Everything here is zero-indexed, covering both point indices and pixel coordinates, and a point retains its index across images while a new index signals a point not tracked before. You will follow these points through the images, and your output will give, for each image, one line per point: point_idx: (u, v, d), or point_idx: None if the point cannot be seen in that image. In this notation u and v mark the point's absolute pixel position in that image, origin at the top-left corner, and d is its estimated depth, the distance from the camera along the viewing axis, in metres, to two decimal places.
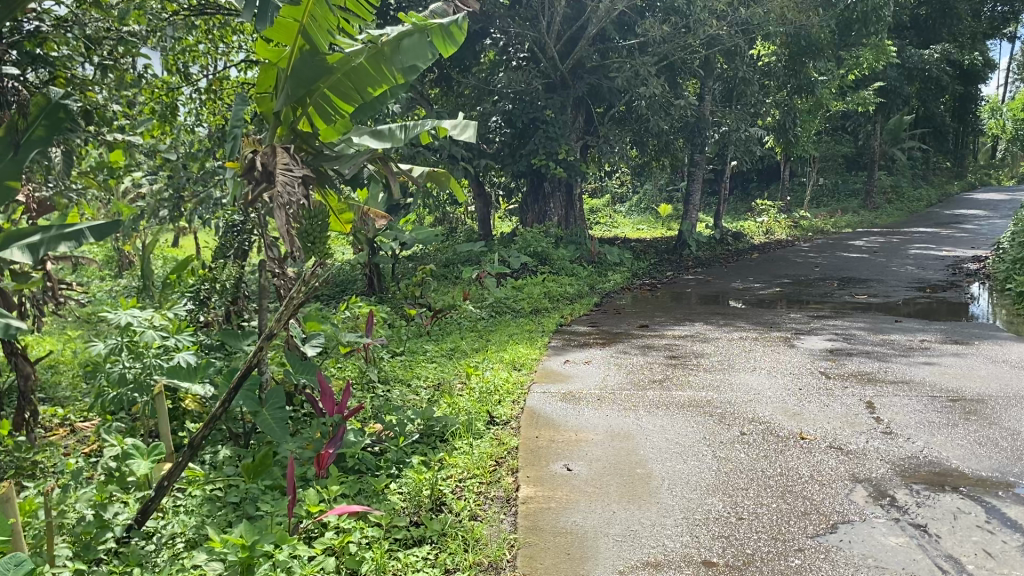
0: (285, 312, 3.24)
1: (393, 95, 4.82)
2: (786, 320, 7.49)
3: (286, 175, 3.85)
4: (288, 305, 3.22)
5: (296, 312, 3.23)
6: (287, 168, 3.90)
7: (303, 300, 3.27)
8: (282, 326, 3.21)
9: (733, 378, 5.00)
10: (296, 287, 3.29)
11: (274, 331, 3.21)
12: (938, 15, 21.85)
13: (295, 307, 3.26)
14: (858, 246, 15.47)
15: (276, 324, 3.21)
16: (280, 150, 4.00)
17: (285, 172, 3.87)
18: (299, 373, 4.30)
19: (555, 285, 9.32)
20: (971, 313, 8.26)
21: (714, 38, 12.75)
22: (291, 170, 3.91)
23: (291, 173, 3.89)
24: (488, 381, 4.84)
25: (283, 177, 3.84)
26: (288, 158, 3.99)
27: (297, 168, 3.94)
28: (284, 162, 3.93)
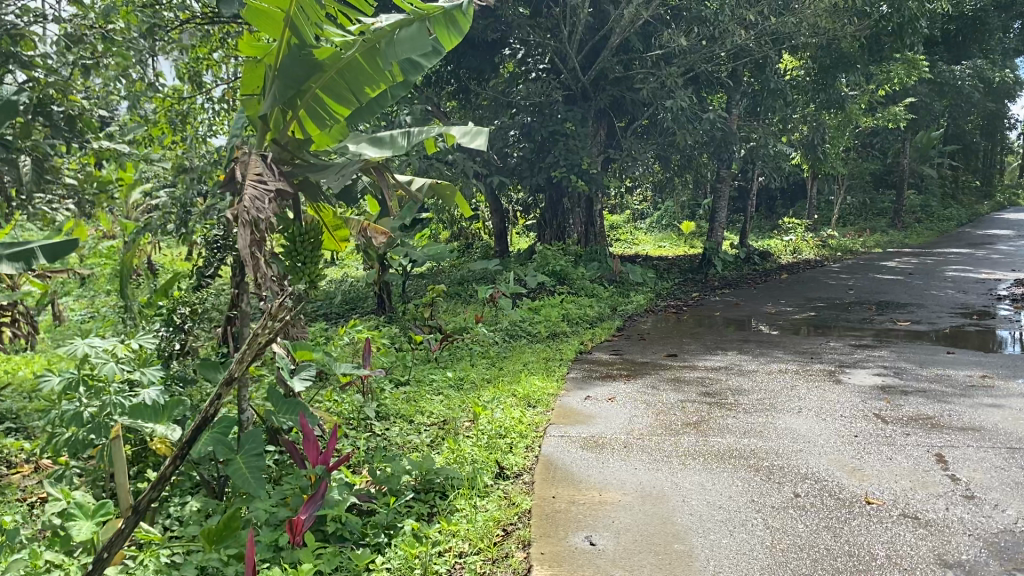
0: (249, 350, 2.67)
1: (396, 96, 4.28)
2: (827, 349, 6.87)
3: (256, 186, 3.31)
4: (252, 345, 2.67)
5: (260, 354, 2.66)
6: (261, 178, 3.36)
7: (269, 341, 2.72)
8: (244, 368, 2.65)
9: (777, 422, 4.40)
10: (262, 321, 2.72)
11: (236, 375, 2.63)
12: (969, 30, 21.09)
13: (259, 350, 2.72)
14: (891, 267, 14.80)
15: (236, 366, 2.64)
16: (253, 158, 3.47)
17: (258, 183, 3.34)
18: (284, 414, 3.78)
19: (574, 306, 8.75)
20: (999, 339, 7.79)
21: (742, 49, 12.16)
22: (265, 181, 3.38)
23: (263, 185, 3.35)
24: (499, 422, 4.26)
25: (255, 188, 3.30)
26: (264, 167, 3.46)
27: (272, 178, 3.42)
28: (257, 171, 3.41)
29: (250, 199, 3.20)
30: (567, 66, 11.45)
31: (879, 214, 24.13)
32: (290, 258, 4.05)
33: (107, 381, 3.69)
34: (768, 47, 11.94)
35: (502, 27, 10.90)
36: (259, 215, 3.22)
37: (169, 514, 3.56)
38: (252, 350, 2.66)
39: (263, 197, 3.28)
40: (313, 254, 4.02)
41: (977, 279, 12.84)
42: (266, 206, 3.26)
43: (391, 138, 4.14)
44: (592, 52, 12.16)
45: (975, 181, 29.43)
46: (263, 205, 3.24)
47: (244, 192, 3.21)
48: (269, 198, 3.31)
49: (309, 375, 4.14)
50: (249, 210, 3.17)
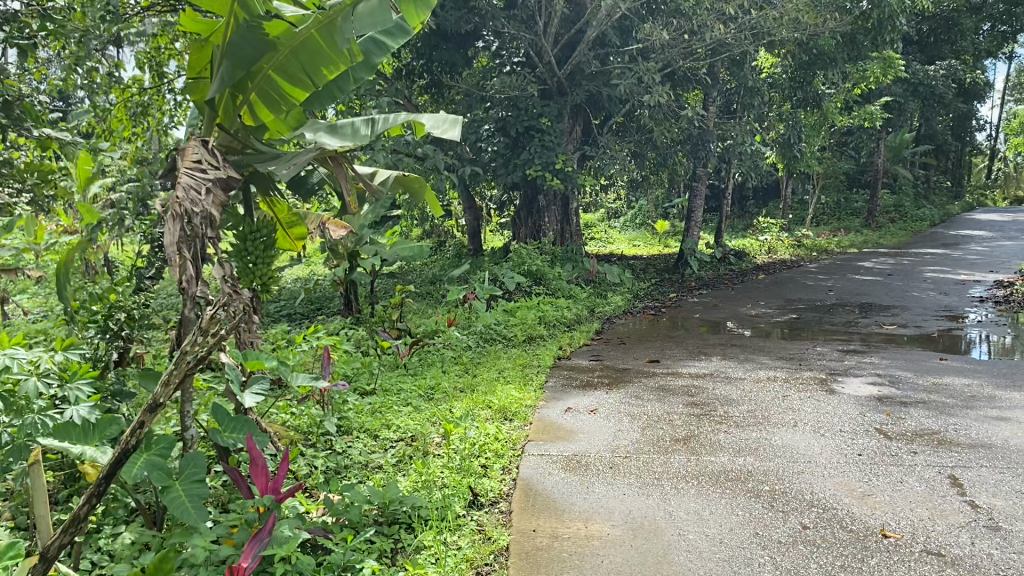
0: (176, 372, 2.46)
1: (359, 79, 3.89)
2: (815, 354, 6.56)
3: (193, 176, 2.95)
4: (179, 367, 2.46)
5: (188, 376, 2.41)
6: (201, 166, 3.01)
7: (199, 358, 2.52)
8: (171, 392, 2.42)
9: (773, 437, 4.06)
10: (190, 339, 2.53)
11: (162, 400, 2.41)
12: (942, 30, 20.95)
13: (188, 372, 2.50)
14: (868, 267, 14.64)
15: (163, 389, 2.42)
16: (193, 144, 3.10)
17: (195, 171, 2.99)
18: (233, 434, 3.40)
19: (550, 307, 8.38)
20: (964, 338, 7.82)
21: (722, 44, 11.82)
22: (205, 168, 3.02)
23: (202, 173, 2.97)
24: (472, 440, 3.89)
25: (190, 177, 2.94)
26: (205, 153, 3.10)
27: (213, 166, 3.05)
28: (194, 157, 3.06)
29: (182, 192, 2.84)
30: (542, 60, 11.04)
31: (853, 214, 24.06)
32: (242, 257, 3.74)
33: (30, 398, 3.25)
34: (748, 42, 11.55)
35: (476, 19, 10.47)
36: (194, 210, 2.87)
37: (98, 548, 3.12)
38: (180, 370, 2.45)
39: (199, 187, 2.92)
40: (266, 254, 3.72)
41: (956, 281, 12.66)
42: (202, 198, 2.91)
43: (353, 126, 3.71)
44: (568, 45, 11.78)
45: (946, 181, 29.50)
46: (199, 197, 2.88)
47: (178, 184, 2.86)
48: (208, 190, 2.95)
49: (263, 390, 3.81)
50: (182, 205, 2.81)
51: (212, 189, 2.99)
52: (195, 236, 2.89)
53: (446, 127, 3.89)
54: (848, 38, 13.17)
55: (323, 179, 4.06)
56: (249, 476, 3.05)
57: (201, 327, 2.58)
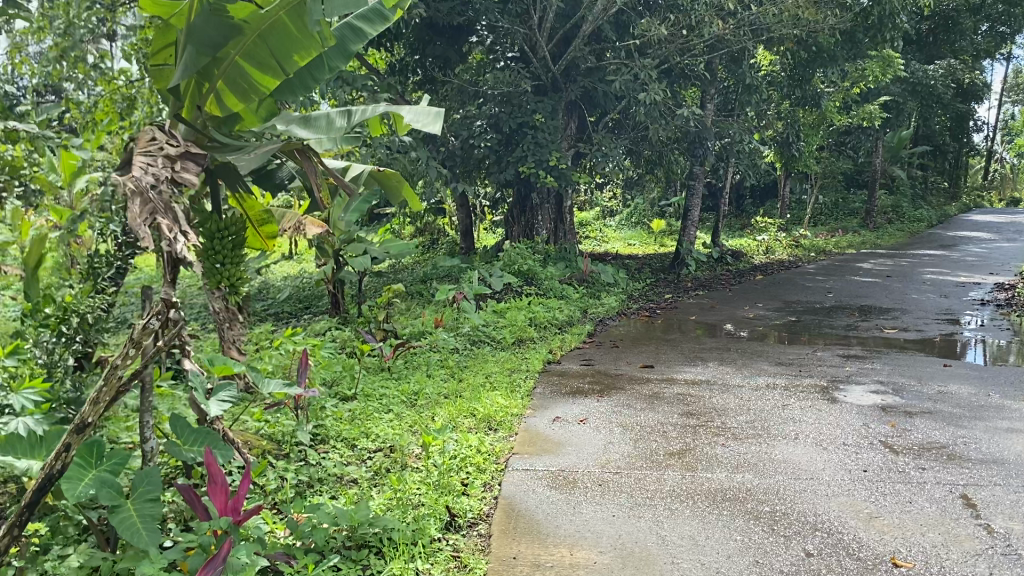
0: (104, 391, 2.49)
1: (334, 67, 3.65)
2: (816, 360, 6.32)
3: (149, 154, 2.74)
4: (106, 385, 2.46)
5: (114, 399, 2.46)
6: (156, 141, 2.79)
7: (130, 373, 2.51)
8: (99, 411, 2.49)
9: (773, 452, 3.83)
10: (121, 353, 2.52)
11: (88, 420, 2.47)
12: (941, 30, 20.71)
13: (117, 389, 2.50)
14: (866, 269, 14.43)
15: (90, 409, 2.48)
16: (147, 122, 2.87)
17: (150, 148, 2.77)
18: (193, 447, 3.17)
19: (542, 309, 8.13)
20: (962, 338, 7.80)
21: (720, 40, 11.57)
22: (160, 142, 2.80)
23: (158, 150, 2.76)
24: (452, 452, 3.65)
25: (146, 154, 2.72)
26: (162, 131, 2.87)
27: (171, 140, 2.83)
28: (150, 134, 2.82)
29: (137, 169, 2.61)
30: (536, 55, 10.78)
31: (851, 214, 23.85)
32: (209, 257, 3.52)
33: None
34: (747, 38, 11.30)
35: (470, 12, 10.20)
36: (156, 180, 2.64)
37: (43, 572, 2.82)
38: (109, 389, 2.48)
39: (156, 161, 2.71)
40: (234, 253, 3.50)
41: (955, 283, 12.44)
42: (161, 169, 2.69)
43: (325, 117, 3.48)
44: (563, 41, 11.51)
45: (943, 182, 29.33)
46: (155, 168, 2.67)
47: (134, 163, 2.64)
48: (168, 161, 2.73)
49: (229, 398, 3.57)
50: (137, 179, 2.58)
51: (175, 160, 2.77)
52: (170, 206, 2.63)
53: (425, 120, 3.66)
54: (850, 35, 12.91)
55: (292, 173, 3.85)
56: (199, 499, 2.82)
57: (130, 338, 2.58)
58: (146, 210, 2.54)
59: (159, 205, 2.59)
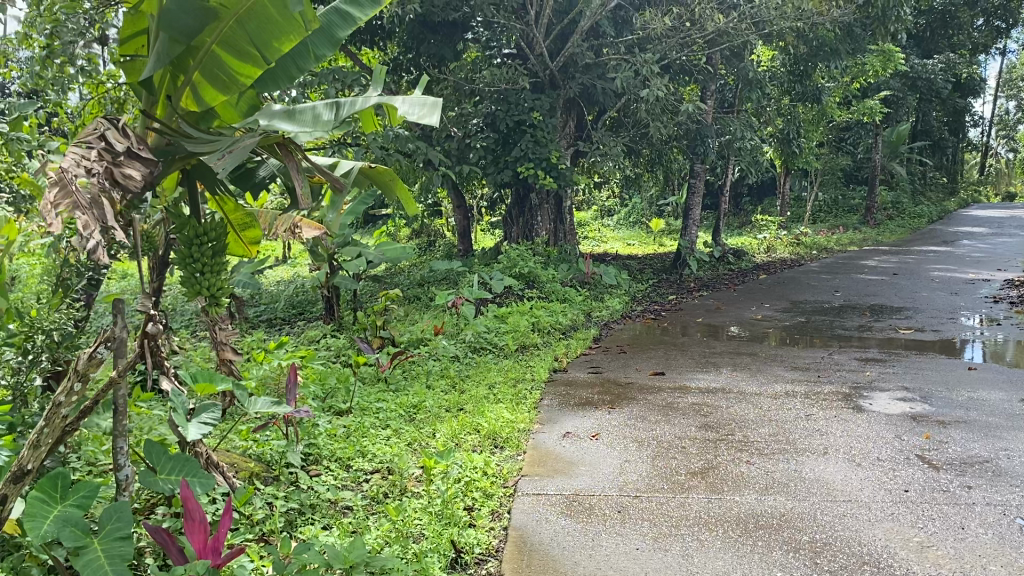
0: (46, 432, 2.48)
1: (320, 55, 3.34)
2: (834, 365, 6.01)
3: (88, 146, 2.61)
4: (48, 425, 2.46)
5: (57, 438, 2.46)
6: (99, 133, 2.68)
7: (73, 410, 2.49)
8: (38, 456, 2.47)
9: (803, 470, 3.53)
10: (64, 387, 2.47)
11: (28, 466, 2.45)
12: (939, 25, 20.38)
13: (58, 428, 2.49)
14: (871, 267, 14.17)
15: (30, 453, 2.47)
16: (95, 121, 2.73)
17: (90, 142, 2.64)
18: (169, 476, 2.87)
19: (544, 313, 7.82)
20: (967, 335, 7.58)
21: (722, 34, 11.21)
22: (102, 136, 2.68)
23: (95, 147, 2.62)
24: (456, 476, 3.34)
25: (80, 149, 2.57)
26: (110, 128, 2.72)
27: (117, 134, 2.70)
28: (93, 131, 2.68)
29: (68, 157, 2.46)
30: (533, 52, 10.45)
31: (851, 210, 23.56)
32: (187, 266, 3.24)
33: None
34: (749, 32, 10.94)
35: (464, 8, 9.87)
36: (91, 172, 2.50)
37: None
38: (51, 430, 2.48)
39: (94, 154, 2.57)
40: (215, 261, 3.23)
41: (965, 280, 12.13)
42: (98, 162, 2.55)
43: (312, 110, 3.17)
44: (560, 37, 11.18)
45: (943, 177, 29.02)
46: (92, 160, 2.53)
47: (67, 153, 2.50)
48: (106, 154, 2.61)
49: (212, 419, 3.28)
50: (67, 167, 2.43)
51: (118, 156, 2.64)
52: (102, 200, 2.48)
53: (421, 112, 3.35)
54: (852, 29, 12.58)
55: (273, 170, 3.52)
56: (161, 535, 2.49)
57: (78, 372, 2.51)
58: (74, 201, 2.37)
59: (92, 196, 2.44)
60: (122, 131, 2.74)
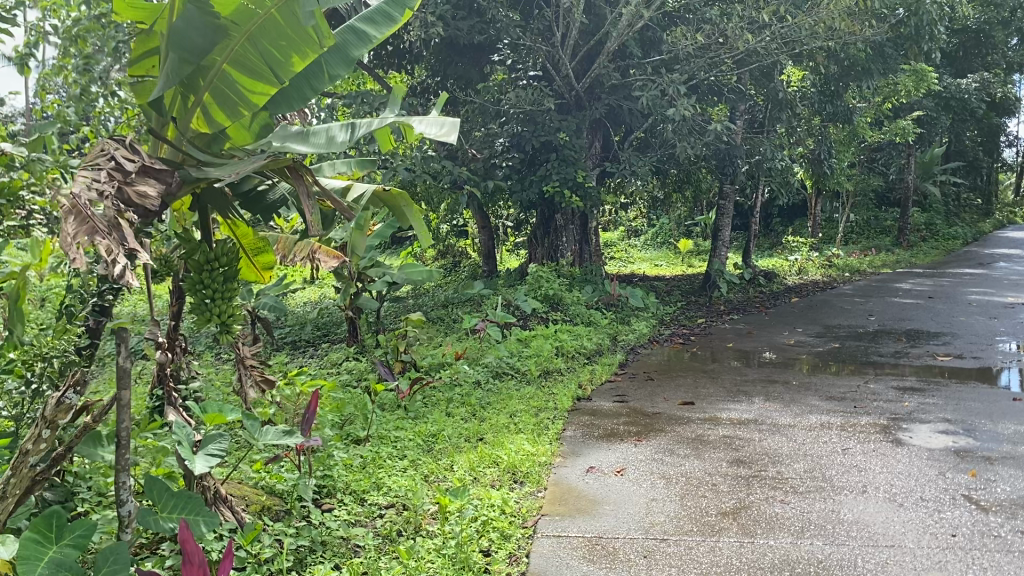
0: (14, 484, 2.57)
1: (335, 75, 3.22)
2: (870, 394, 5.77)
3: (97, 169, 2.44)
4: (16, 477, 2.55)
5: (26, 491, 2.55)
6: (107, 151, 2.52)
7: (41, 460, 2.59)
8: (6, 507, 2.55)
9: (841, 511, 3.32)
10: (34, 436, 2.59)
11: None
12: (973, 44, 20.03)
13: (28, 478, 2.59)
14: (905, 289, 13.85)
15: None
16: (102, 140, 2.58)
17: (98, 161, 2.48)
18: (171, 515, 2.77)
19: (569, 337, 7.64)
20: (1009, 363, 7.29)
21: (751, 54, 11.02)
22: (111, 154, 2.52)
23: (103, 167, 2.45)
24: (473, 515, 3.19)
25: (88, 170, 2.41)
26: (119, 147, 2.56)
27: (126, 151, 2.55)
28: (102, 151, 2.53)
29: (78, 182, 2.30)
30: (559, 73, 10.34)
31: (883, 231, 23.16)
32: (196, 293, 3.13)
33: None
34: (779, 52, 10.73)
35: (490, 30, 9.77)
36: (100, 197, 2.33)
37: None
38: (19, 483, 2.57)
39: (104, 176, 2.41)
40: (224, 287, 3.11)
41: (1004, 304, 11.77)
42: (108, 185, 2.38)
43: (325, 132, 3.05)
44: (587, 57, 11.06)
45: (977, 198, 28.49)
46: (102, 183, 2.36)
47: (75, 178, 2.32)
48: (117, 175, 2.44)
49: (220, 451, 3.15)
50: (77, 193, 2.26)
51: (129, 175, 2.48)
52: (116, 226, 2.31)
53: (440, 132, 3.22)
54: (883, 48, 12.33)
55: (285, 195, 3.36)
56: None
57: (47, 419, 2.62)
58: (86, 229, 2.20)
59: (103, 223, 2.26)
60: (130, 150, 2.59)
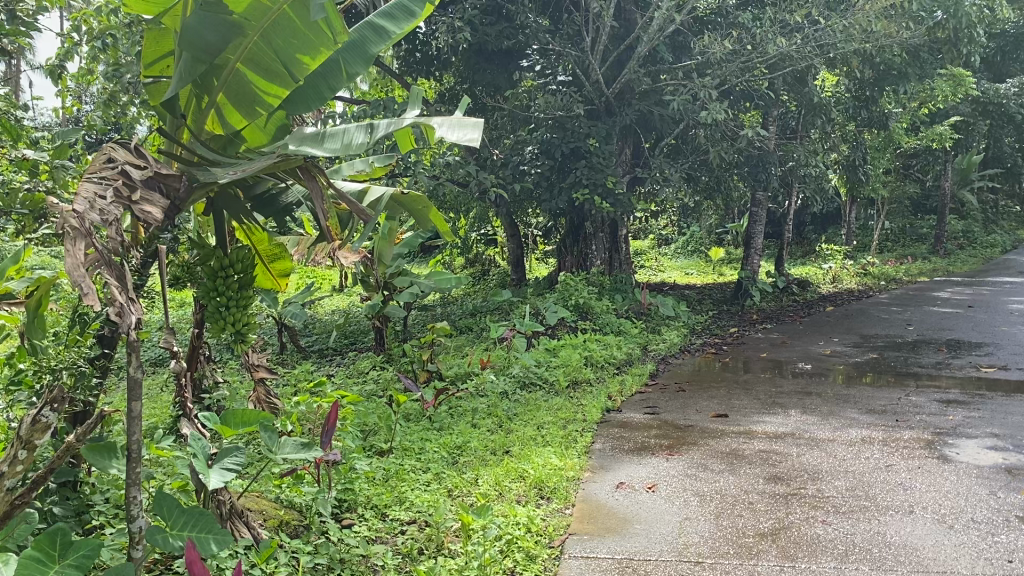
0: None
1: (353, 73, 3.10)
2: (913, 407, 5.54)
3: (103, 181, 2.37)
4: None
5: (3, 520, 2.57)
6: (114, 163, 2.45)
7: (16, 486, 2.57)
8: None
9: (887, 533, 3.13)
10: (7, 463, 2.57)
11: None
12: (1011, 48, 19.56)
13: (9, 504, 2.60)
14: (944, 298, 13.49)
15: None
16: (109, 147, 2.51)
17: (105, 173, 2.41)
18: (180, 533, 2.65)
19: (598, 346, 7.47)
20: None
21: (784, 58, 10.78)
22: (119, 166, 2.45)
23: (111, 180, 2.39)
24: (497, 534, 3.05)
25: (94, 182, 2.34)
26: (127, 155, 2.50)
27: (133, 163, 2.48)
28: (108, 160, 2.46)
29: (82, 200, 2.23)
30: (589, 79, 10.17)
31: (920, 239, 22.70)
32: (211, 299, 3.02)
33: None
34: (814, 55, 10.47)
35: (519, 36, 9.64)
36: (105, 217, 2.26)
37: None
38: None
39: (111, 193, 2.34)
40: (238, 294, 3.02)
41: None
42: (114, 205, 2.32)
43: (343, 133, 2.93)
44: (616, 62, 10.89)
45: (1017, 207, 27.85)
46: (108, 202, 2.29)
47: (79, 193, 2.25)
48: (124, 191, 2.38)
49: (235, 465, 3.00)
50: (81, 213, 2.19)
51: (135, 189, 2.43)
52: (116, 254, 2.27)
53: (462, 134, 3.08)
54: (920, 52, 12.03)
55: (299, 197, 3.28)
56: None
57: (23, 438, 2.60)
58: (88, 260, 2.15)
59: (104, 252, 2.21)
60: (137, 160, 2.52)
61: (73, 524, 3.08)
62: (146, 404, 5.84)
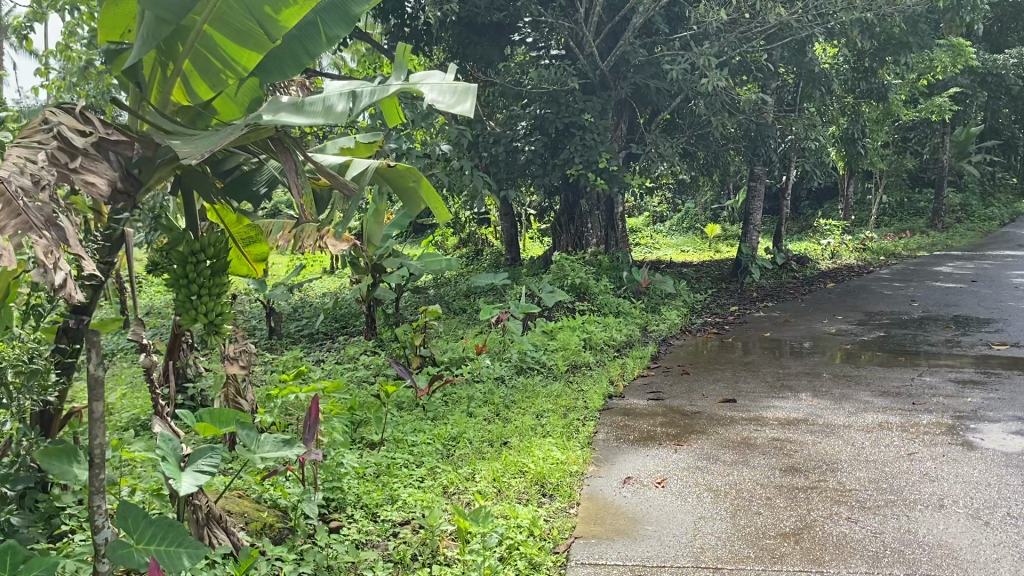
0: None
1: (333, 37, 2.82)
2: (928, 389, 5.29)
3: (37, 146, 2.11)
4: None
5: None
6: (52, 127, 2.19)
7: None
8: None
9: (917, 532, 2.89)
10: None
11: None
12: (1010, 19, 19.23)
13: None
14: (946, 274, 13.24)
15: None
16: (48, 111, 2.25)
17: (40, 138, 2.15)
18: (146, 548, 2.39)
19: (596, 328, 7.21)
20: None
21: (783, 28, 10.47)
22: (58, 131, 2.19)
23: (47, 144, 2.13)
24: (497, 541, 2.80)
25: (25, 148, 2.08)
26: (67, 120, 2.24)
27: (73, 128, 2.22)
28: (45, 125, 2.20)
29: (8, 165, 1.95)
30: (583, 51, 9.83)
31: (917, 213, 22.44)
32: (180, 288, 2.74)
33: None
34: (814, 24, 10.13)
35: (510, 7, 9.31)
36: (36, 183, 1.98)
37: None
38: None
39: (45, 157, 2.08)
40: (213, 282, 2.76)
41: None
42: (50, 170, 2.05)
43: (323, 101, 2.65)
44: (611, 34, 10.55)
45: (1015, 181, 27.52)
46: (41, 166, 2.03)
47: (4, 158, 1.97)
48: (60, 156, 2.12)
49: (210, 467, 2.73)
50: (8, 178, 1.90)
51: (75, 155, 2.16)
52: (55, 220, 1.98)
53: (454, 99, 2.82)
54: (921, 21, 11.72)
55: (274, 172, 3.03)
56: None
57: None
58: (18, 224, 1.85)
59: (40, 218, 1.91)
60: (81, 124, 2.27)
61: (39, 533, 2.83)
62: (127, 397, 5.57)
